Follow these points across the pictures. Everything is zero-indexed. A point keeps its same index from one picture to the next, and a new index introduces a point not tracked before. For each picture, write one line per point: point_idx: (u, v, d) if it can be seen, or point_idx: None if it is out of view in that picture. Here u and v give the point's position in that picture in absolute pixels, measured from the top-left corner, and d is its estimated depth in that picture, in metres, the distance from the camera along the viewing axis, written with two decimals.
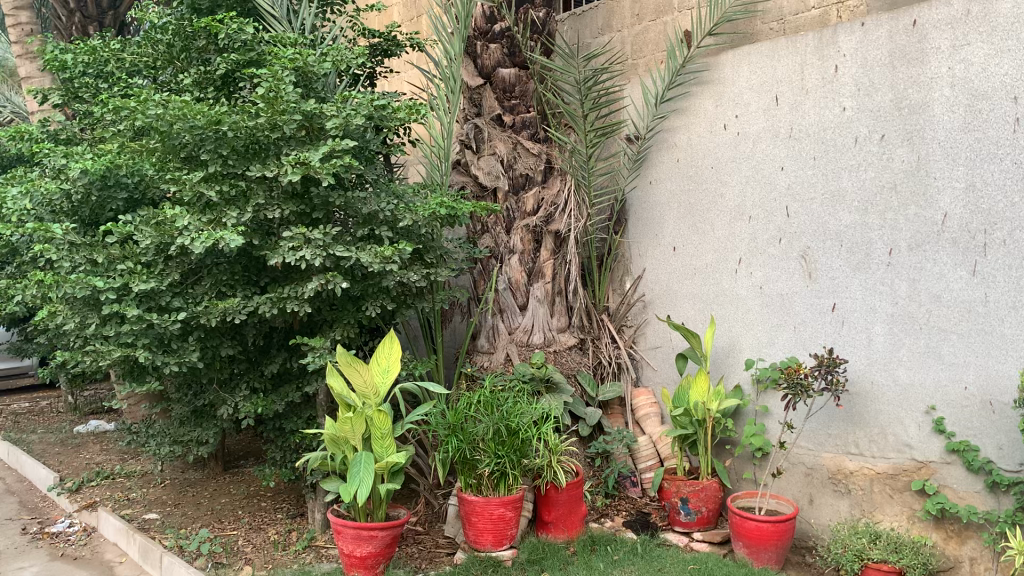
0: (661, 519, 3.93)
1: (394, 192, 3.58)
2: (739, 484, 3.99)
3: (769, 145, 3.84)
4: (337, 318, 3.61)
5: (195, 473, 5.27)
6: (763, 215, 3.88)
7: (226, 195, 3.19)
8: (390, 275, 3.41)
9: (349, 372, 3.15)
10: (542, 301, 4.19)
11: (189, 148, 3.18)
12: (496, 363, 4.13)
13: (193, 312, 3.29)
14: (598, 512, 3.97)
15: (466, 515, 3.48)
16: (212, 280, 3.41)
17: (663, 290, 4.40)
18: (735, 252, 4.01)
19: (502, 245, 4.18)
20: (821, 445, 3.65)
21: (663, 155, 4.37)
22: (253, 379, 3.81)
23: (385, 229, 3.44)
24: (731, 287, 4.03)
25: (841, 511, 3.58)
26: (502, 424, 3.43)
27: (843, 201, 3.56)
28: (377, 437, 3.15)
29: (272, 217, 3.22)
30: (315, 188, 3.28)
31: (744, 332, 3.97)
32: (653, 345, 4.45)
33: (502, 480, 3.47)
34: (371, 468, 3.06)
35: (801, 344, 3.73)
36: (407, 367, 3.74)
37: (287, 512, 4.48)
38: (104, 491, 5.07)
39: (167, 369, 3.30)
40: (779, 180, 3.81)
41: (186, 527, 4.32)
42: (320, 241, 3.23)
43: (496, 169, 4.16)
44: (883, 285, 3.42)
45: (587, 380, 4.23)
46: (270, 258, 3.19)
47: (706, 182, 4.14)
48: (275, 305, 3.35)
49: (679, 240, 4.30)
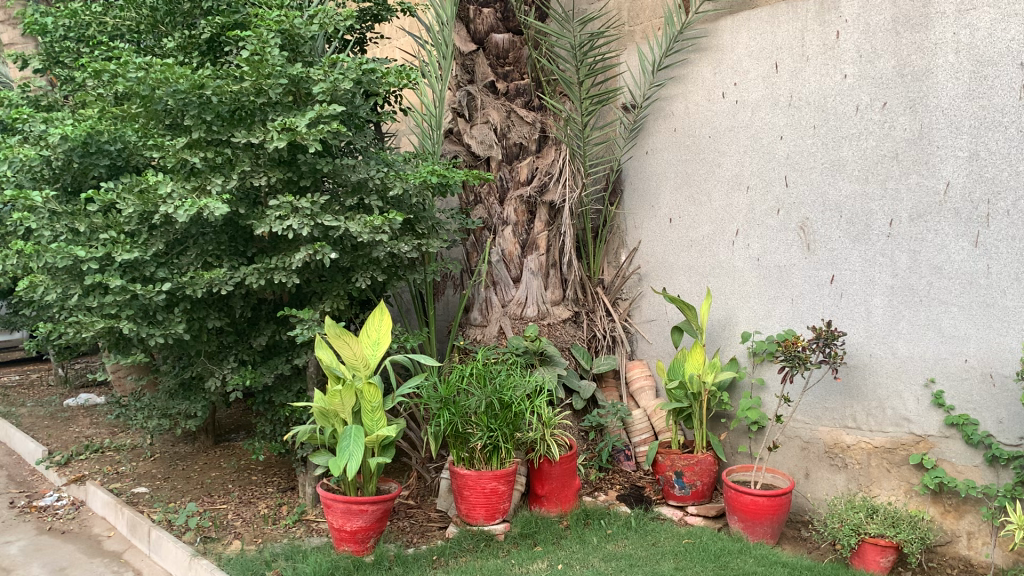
0: (655, 493, 3.90)
1: (384, 161, 3.50)
2: (735, 458, 3.96)
3: (768, 113, 3.76)
4: (327, 289, 3.54)
5: (185, 447, 5.22)
6: (761, 185, 3.81)
7: (211, 163, 3.11)
8: (381, 246, 3.33)
9: (337, 344, 3.08)
10: (536, 273, 4.12)
11: (173, 113, 3.09)
12: (489, 336, 4.10)
13: (178, 283, 3.19)
14: (592, 486, 3.93)
15: (458, 489, 3.43)
16: (198, 251, 3.33)
17: (659, 262, 4.33)
18: (732, 223, 3.94)
19: (496, 216, 4.11)
20: (817, 419, 3.60)
21: (659, 124, 4.28)
22: (241, 351, 3.74)
23: (375, 198, 3.36)
24: (728, 259, 3.96)
25: (838, 486, 3.54)
26: (495, 397, 3.37)
27: (843, 171, 3.49)
28: (367, 411, 3.08)
29: (258, 184, 3.14)
30: (302, 155, 3.19)
31: (740, 305, 3.90)
32: (648, 318, 4.39)
33: (494, 453, 3.42)
34: (360, 441, 2.99)
35: (799, 317, 3.67)
36: (397, 341, 3.61)
37: (278, 485, 4.43)
38: (92, 465, 5.01)
39: (152, 341, 3.23)
40: (778, 150, 3.73)
41: (175, 500, 4.27)
42: (308, 210, 3.15)
43: (489, 138, 4.07)
44: (883, 256, 3.36)
45: (581, 352, 4.17)
46: (256, 228, 3.11)
47: (703, 152, 4.06)
48: (262, 276, 3.28)
49: (676, 211, 4.22)
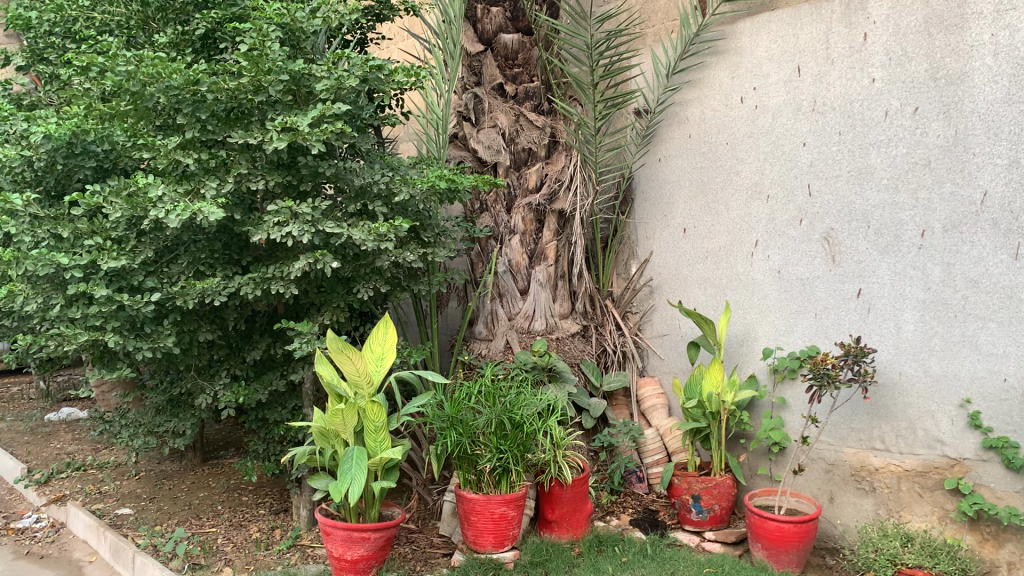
0: (671, 518, 3.71)
1: (389, 165, 3.31)
2: (753, 480, 3.77)
3: (790, 119, 3.59)
4: (326, 301, 3.34)
5: (172, 465, 4.99)
6: (782, 194, 3.64)
7: (205, 164, 2.91)
8: (385, 255, 3.13)
9: (340, 360, 2.86)
10: (544, 284, 3.94)
11: (164, 111, 2.88)
12: (495, 350, 3.88)
13: (168, 293, 2.99)
14: (603, 510, 3.74)
15: (465, 514, 3.22)
16: (190, 259, 3.13)
17: (672, 275, 4.17)
18: (751, 234, 3.77)
19: (503, 225, 3.93)
20: (843, 440, 3.42)
21: (673, 130, 4.12)
22: (234, 366, 3.54)
23: (379, 204, 3.16)
24: (746, 271, 3.79)
25: (865, 511, 3.35)
26: (505, 416, 3.16)
27: (871, 179, 3.32)
28: (370, 431, 2.87)
29: (256, 188, 2.95)
30: (303, 157, 2.99)
31: (759, 320, 3.73)
32: (660, 333, 4.22)
33: (504, 476, 3.22)
34: (363, 464, 2.78)
35: (823, 332, 3.49)
36: (401, 356, 3.42)
37: (270, 507, 4.22)
38: (74, 484, 4.78)
39: (139, 354, 3.03)
40: (800, 157, 3.56)
41: (162, 523, 4.04)
42: (308, 216, 2.95)
43: (497, 143, 3.89)
44: (914, 269, 3.19)
45: (591, 369, 3.98)
46: (253, 235, 2.91)
47: (720, 159, 3.89)
48: (258, 286, 3.08)
49: (690, 221, 4.06)
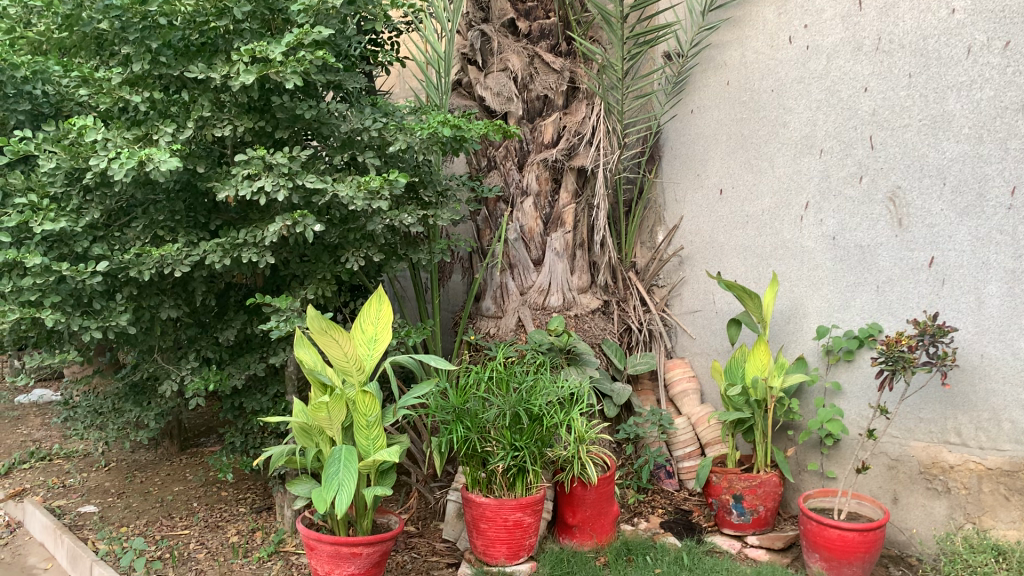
0: (707, 520, 3.26)
1: (383, 110, 2.81)
2: (801, 478, 3.30)
3: (849, 61, 3.07)
4: (310, 272, 2.85)
5: (146, 454, 4.53)
6: (839, 147, 3.13)
7: (159, 105, 2.42)
8: (378, 217, 2.64)
9: (323, 343, 2.35)
10: (561, 254, 3.46)
11: (108, 39, 2.37)
12: (506, 329, 3.42)
13: (120, 262, 2.50)
14: (630, 512, 3.30)
15: (473, 521, 2.75)
16: (146, 222, 2.64)
17: (705, 242, 3.70)
18: (800, 195, 3.27)
19: (514, 185, 3.45)
20: (910, 433, 2.94)
21: (709, 77, 3.63)
22: (206, 347, 3.06)
23: (370, 155, 2.66)
24: (794, 238, 3.30)
25: (937, 516, 2.87)
26: (521, 407, 2.67)
27: (948, 127, 2.80)
28: (361, 426, 2.39)
29: (222, 135, 2.45)
30: (277, 97, 2.49)
31: (809, 293, 3.25)
32: (691, 309, 3.75)
33: (519, 477, 2.74)
34: (352, 467, 2.31)
35: (886, 308, 3.00)
36: (397, 336, 2.91)
37: (251, 505, 3.76)
38: (36, 476, 4.30)
39: (86, 334, 2.55)
40: (861, 105, 3.05)
41: (128, 525, 3.58)
42: (284, 169, 2.46)
43: (507, 90, 3.38)
44: (1001, 233, 2.67)
45: (614, 349, 3.50)
46: (218, 192, 2.41)
47: (763, 110, 3.39)
48: (226, 255, 2.59)
49: (728, 181, 3.58)
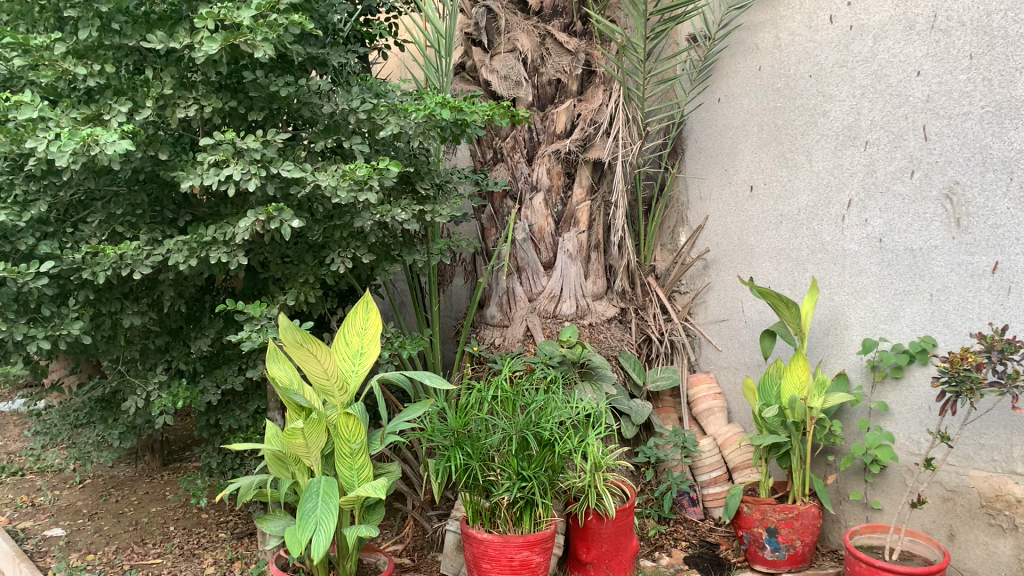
0: (736, 554, 2.92)
1: (375, 90, 2.49)
2: (841, 509, 2.95)
3: (899, 41, 2.72)
4: (291, 275, 2.53)
5: (125, 469, 4.19)
6: (886, 139, 2.78)
7: (115, 82, 2.12)
8: (365, 212, 2.32)
9: (300, 358, 2.03)
10: (574, 256, 3.14)
11: (53, 3, 2.04)
12: (512, 340, 3.11)
13: (70, 262, 2.18)
14: (650, 544, 2.97)
15: (474, 559, 2.39)
16: (103, 216, 2.33)
17: (733, 245, 3.38)
18: (841, 192, 2.93)
19: (522, 179, 3.12)
20: (969, 461, 2.58)
21: (738, 62, 3.30)
22: (177, 358, 2.74)
23: (358, 141, 2.35)
24: (834, 240, 2.96)
25: (1000, 556, 2.51)
26: (529, 431, 2.34)
27: (1015, 114, 2.42)
28: (343, 455, 2.07)
29: (187, 117, 2.14)
30: (249, 73, 2.17)
31: (851, 302, 2.91)
32: (716, 319, 3.43)
33: (526, 511, 2.40)
34: (332, 503, 1.98)
35: (941, 320, 2.65)
36: (389, 348, 2.58)
37: (233, 530, 3.44)
38: (4, 493, 3.95)
39: (32, 345, 2.22)
40: (913, 90, 2.69)
41: (95, 552, 3.24)
42: (257, 155, 2.13)
43: (516, 73, 3.05)
44: None
45: (632, 363, 3.18)
46: (180, 182, 2.09)
47: (800, 98, 3.05)
48: (193, 254, 2.25)
49: (759, 176, 3.25)
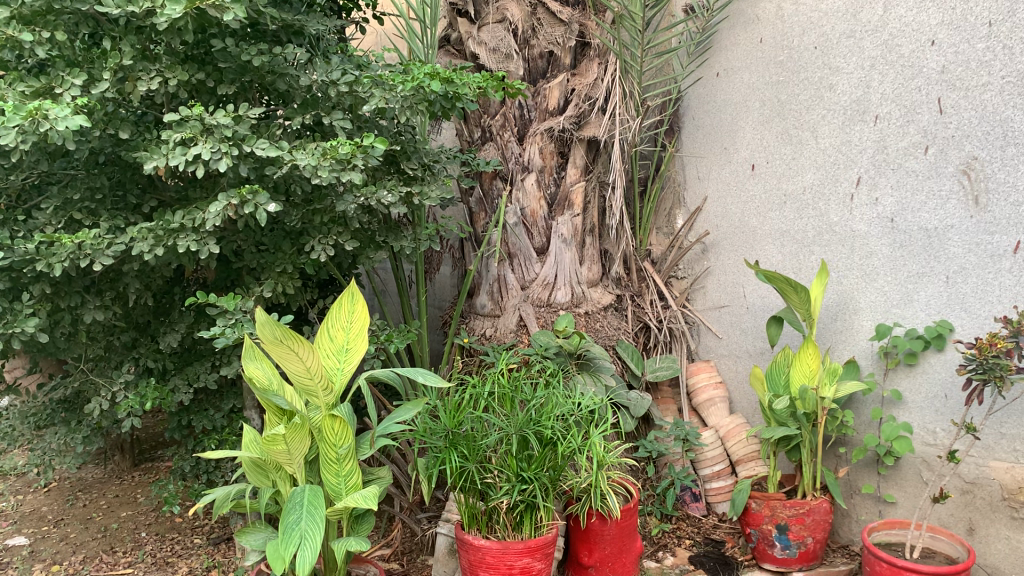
0: (743, 552, 2.77)
1: (356, 62, 2.30)
2: (853, 502, 2.83)
3: (911, 9, 2.54)
4: (267, 265, 2.34)
5: (93, 470, 3.96)
6: (898, 113, 2.61)
7: (68, 52, 1.91)
8: (348, 195, 2.12)
9: (279, 356, 1.84)
10: (569, 241, 2.98)
11: None
12: (504, 331, 2.94)
13: (21, 253, 1.96)
14: (653, 544, 2.82)
15: (470, 567, 2.22)
16: (59, 202, 2.13)
17: (733, 227, 3.24)
18: (850, 169, 2.78)
19: (513, 159, 2.94)
20: (991, 452, 2.45)
21: (738, 34, 3.15)
22: (146, 355, 2.54)
23: (340, 117, 2.16)
24: (842, 220, 2.81)
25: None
26: (529, 429, 2.17)
27: None
28: (329, 460, 1.89)
29: (148, 90, 1.93)
30: (218, 42, 1.97)
31: (861, 285, 2.76)
32: (716, 304, 3.29)
33: (527, 514, 2.24)
34: (318, 515, 1.80)
35: (958, 303, 2.48)
36: (375, 342, 2.40)
37: (209, 535, 3.25)
38: None
39: None
40: (927, 61, 2.51)
41: (60, 563, 3.02)
42: (226, 132, 1.93)
43: (505, 45, 2.87)
44: None
45: (630, 352, 3.01)
46: (143, 163, 1.88)
47: (804, 70, 2.90)
48: (159, 243, 2.05)
49: (760, 155, 3.10)
